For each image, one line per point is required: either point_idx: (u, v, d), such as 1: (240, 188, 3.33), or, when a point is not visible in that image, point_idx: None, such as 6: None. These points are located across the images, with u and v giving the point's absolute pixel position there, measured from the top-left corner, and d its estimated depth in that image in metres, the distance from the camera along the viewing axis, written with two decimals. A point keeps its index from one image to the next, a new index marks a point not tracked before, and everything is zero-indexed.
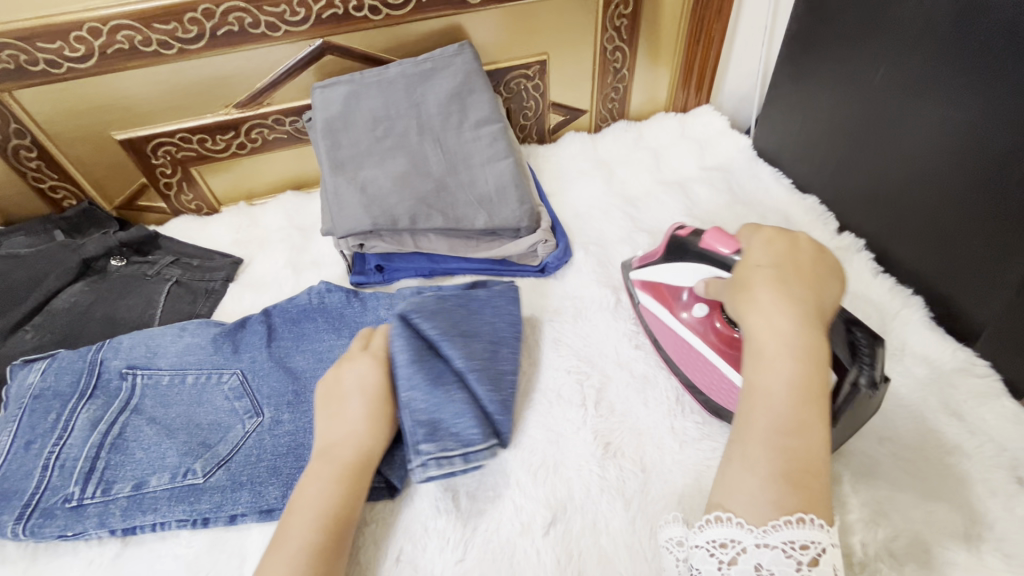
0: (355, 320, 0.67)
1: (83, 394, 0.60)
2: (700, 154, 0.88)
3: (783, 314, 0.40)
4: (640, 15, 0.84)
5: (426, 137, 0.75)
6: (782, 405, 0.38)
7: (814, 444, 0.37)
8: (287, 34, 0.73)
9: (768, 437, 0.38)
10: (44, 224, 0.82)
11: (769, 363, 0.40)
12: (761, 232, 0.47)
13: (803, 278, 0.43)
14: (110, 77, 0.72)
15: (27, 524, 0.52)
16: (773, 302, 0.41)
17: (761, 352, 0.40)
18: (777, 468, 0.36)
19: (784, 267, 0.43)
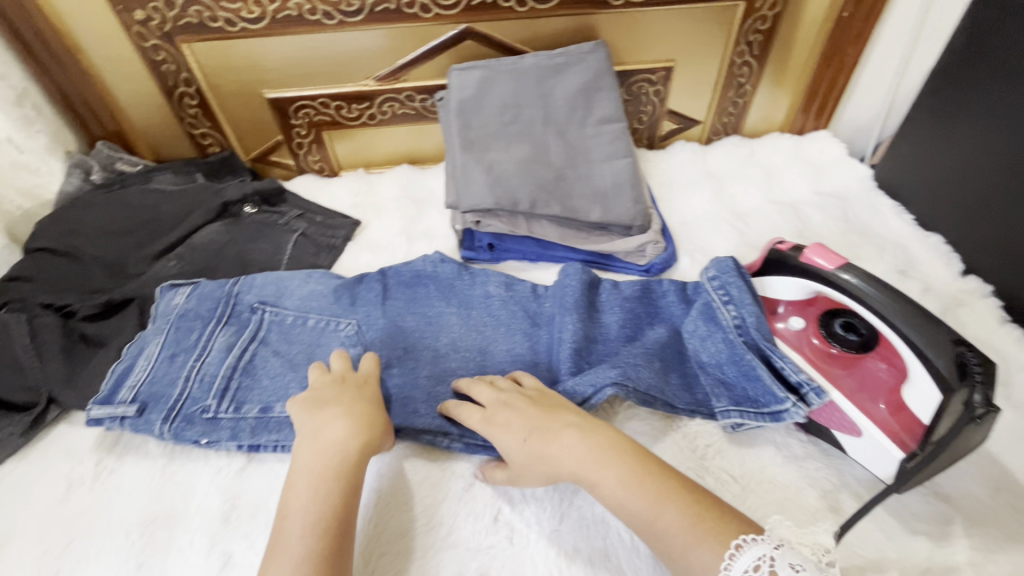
0: (463, 291, 0.71)
1: (222, 320, 0.66)
2: (815, 178, 0.87)
3: (570, 445, 0.48)
4: (775, 33, 0.84)
5: (550, 128, 0.77)
6: (633, 502, 0.44)
7: (686, 509, 0.43)
8: (436, 16, 0.77)
9: (653, 519, 0.43)
10: (189, 167, 0.90)
11: (598, 482, 0.46)
12: (483, 420, 0.53)
13: (542, 413, 0.52)
14: (274, 39, 0.78)
15: (172, 427, 0.57)
16: (547, 460, 0.48)
17: (584, 482, 0.47)
18: (693, 529, 0.42)
19: (517, 433, 0.51)
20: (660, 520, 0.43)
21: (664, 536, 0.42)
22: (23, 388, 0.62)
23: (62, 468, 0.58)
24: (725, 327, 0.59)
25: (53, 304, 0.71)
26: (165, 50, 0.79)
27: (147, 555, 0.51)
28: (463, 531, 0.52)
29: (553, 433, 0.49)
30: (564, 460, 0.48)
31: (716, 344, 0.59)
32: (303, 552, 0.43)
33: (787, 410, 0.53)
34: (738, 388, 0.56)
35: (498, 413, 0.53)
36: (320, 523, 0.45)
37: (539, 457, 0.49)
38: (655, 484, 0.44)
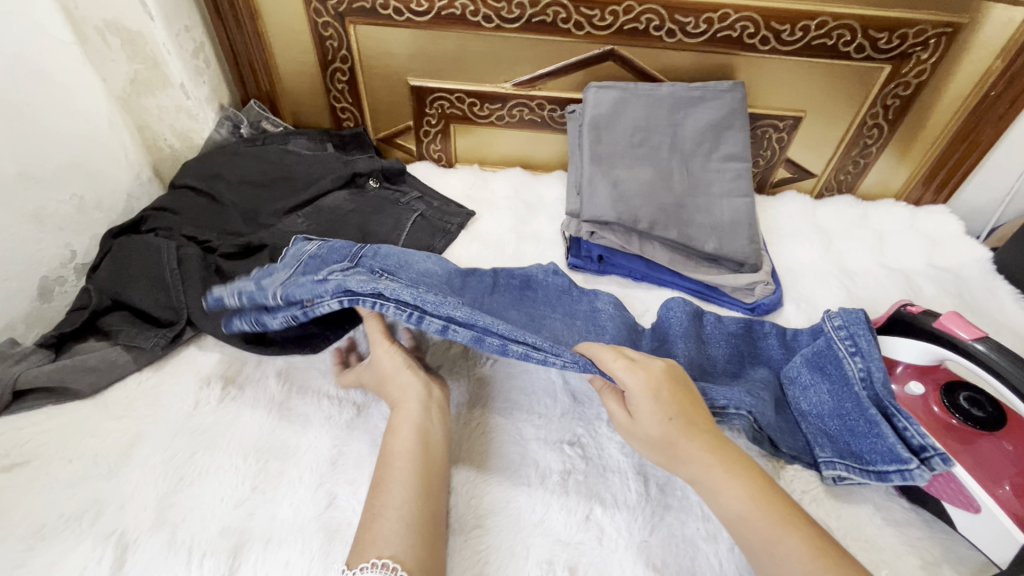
0: (569, 304, 0.73)
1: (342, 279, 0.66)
2: (930, 251, 0.86)
3: (698, 449, 0.47)
4: (914, 101, 0.84)
5: (675, 156, 0.79)
6: (747, 516, 0.44)
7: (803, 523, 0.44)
8: (587, 34, 0.81)
9: (750, 519, 0.44)
10: (323, 136, 0.97)
11: (721, 492, 0.46)
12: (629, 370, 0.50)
13: (685, 408, 0.49)
14: (432, 32, 0.84)
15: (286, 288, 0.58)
16: (669, 449, 0.48)
17: (706, 490, 0.47)
18: (799, 543, 0.42)
19: (658, 411, 0.48)
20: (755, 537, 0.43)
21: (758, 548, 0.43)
22: (167, 307, 0.68)
23: (191, 386, 0.63)
24: (840, 381, 0.58)
25: (195, 239, 0.78)
26: (334, 28, 0.85)
27: (261, 481, 0.55)
28: (555, 522, 0.53)
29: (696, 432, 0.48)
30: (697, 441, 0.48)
31: (825, 395, 0.58)
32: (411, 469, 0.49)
33: (894, 471, 0.51)
34: (843, 442, 0.55)
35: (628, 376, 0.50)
36: (417, 451, 0.51)
37: (667, 444, 0.48)
38: (778, 501, 0.45)
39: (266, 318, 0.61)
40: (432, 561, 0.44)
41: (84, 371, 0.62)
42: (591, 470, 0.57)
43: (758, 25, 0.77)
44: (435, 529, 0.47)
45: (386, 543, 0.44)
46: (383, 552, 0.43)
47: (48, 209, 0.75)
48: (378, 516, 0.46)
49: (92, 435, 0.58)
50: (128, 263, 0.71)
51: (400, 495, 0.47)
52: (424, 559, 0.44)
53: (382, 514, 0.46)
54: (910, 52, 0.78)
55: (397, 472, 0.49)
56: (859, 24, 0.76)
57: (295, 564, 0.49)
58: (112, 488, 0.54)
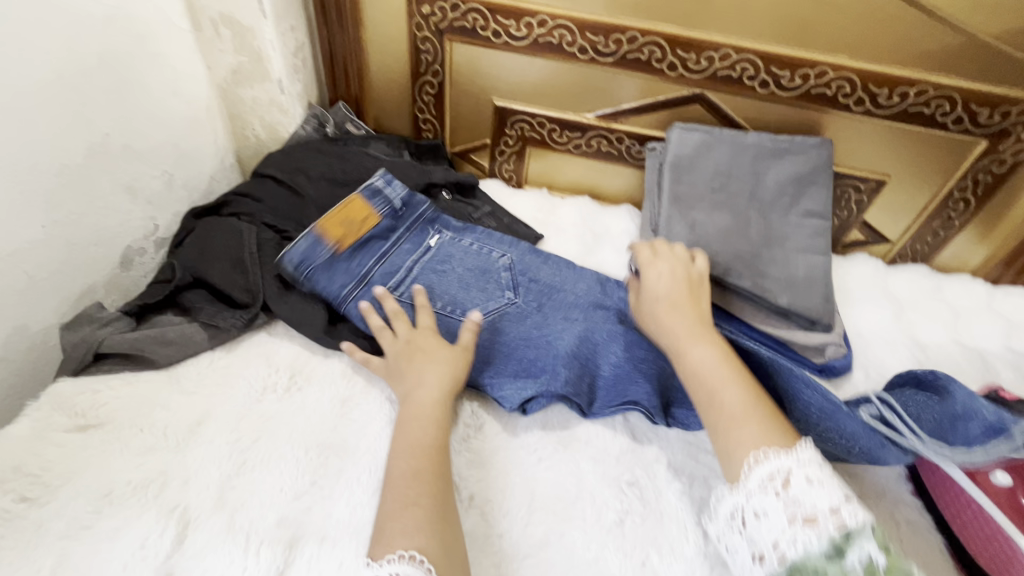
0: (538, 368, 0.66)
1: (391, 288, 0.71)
2: (1009, 333, 0.83)
3: (684, 323, 0.61)
4: (1007, 179, 0.82)
5: (754, 206, 0.79)
6: (711, 371, 0.56)
7: (749, 391, 0.54)
8: (679, 76, 0.82)
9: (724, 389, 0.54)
10: (401, 143, 0.99)
11: (712, 383, 0.55)
12: (650, 266, 0.68)
13: (687, 298, 0.64)
14: (525, 57, 0.86)
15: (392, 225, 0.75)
16: (669, 305, 0.63)
17: (712, 387, 0.55)
18: (741, 414, 0.52)
19: (669, 287, 0.65)
20: (711, 399, 0.54)
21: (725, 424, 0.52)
22: (243, 290, 0.70)
23: (260, 372, 0.64)
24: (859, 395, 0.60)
25: (275, 228, 0.80)
26: (431, 43, 0.89)
27: (320, 476, 0.55)
28: (610, 563, 0.52)
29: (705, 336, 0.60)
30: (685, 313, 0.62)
31: (846, 435, 0.57)
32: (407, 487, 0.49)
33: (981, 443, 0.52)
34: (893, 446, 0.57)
35: (659, 266, 0.68)
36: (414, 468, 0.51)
37: (692, 332, 0.60)
38: (733, 369, 0.56)
39: (327, 275, 0.69)
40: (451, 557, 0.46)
41: (164, 344, 0.64)
42: (648, 514, 0.56)
43: (855, 85, 0.77)
44: (446, 517, 0.48)
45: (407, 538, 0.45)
46: (411, 545, 0.45)
47: (142, 182, 0.79)
48: (396, 519, 0.47)
49: (162, 408, 0.59)
50: (212, 244, 0.73)
51: (410, 490, 0.49)
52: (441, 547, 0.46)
53: (397, 515, 0.47)
54: (1010, 130, 0.77)
55: (400, 466, 0.51)
56: (959, 97, 0.75)
57: (348, 565, 0.49)
58: (177, 463, 0.55)
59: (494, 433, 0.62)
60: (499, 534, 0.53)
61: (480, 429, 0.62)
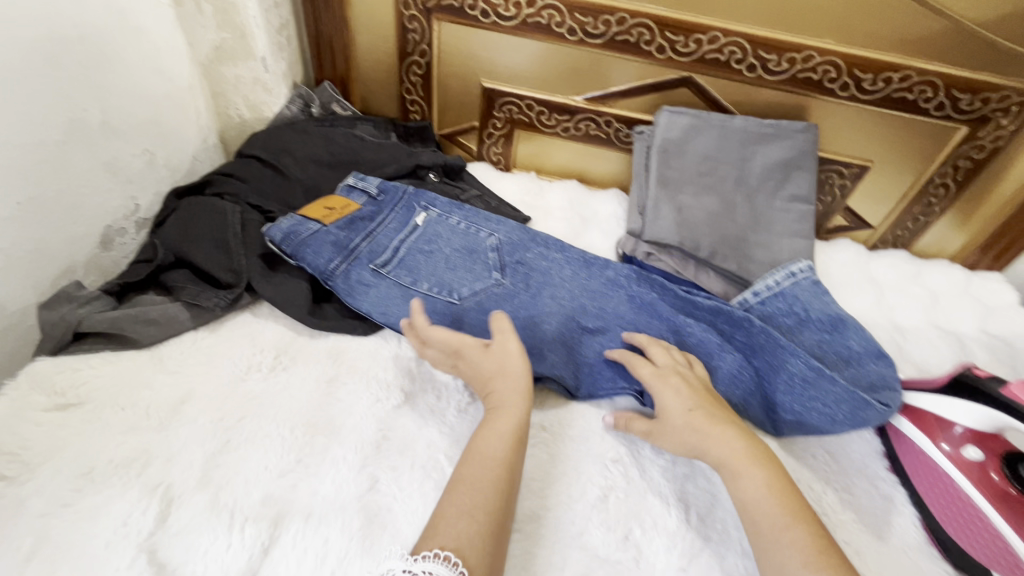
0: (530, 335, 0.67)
1: (378, 265, 0.71)
2: (983, 317, 0.85)
3: (730, 438, 0.51)
4: (986, 165, 0.83)
5: (741, 190, 0.80)
6: (766, 507, 0.46)
7: (812, 530, 0.45)
8: (668, 59, 0.82)
9: (781, 532, 0.45)
10: (388, 125, 0.98)
11: (744, 483, 0.48)
12: (659, 380, 0.57)
13: (708, 400, 0.55)
14: (513, 37, 0.85)
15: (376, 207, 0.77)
16: (701, 436, 0.52)
17: (766, 518, 0.46)
18: (811, 545, 0.43)
19: (685, 402, 0.54)
20: (776, 542, 0.44)
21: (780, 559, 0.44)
22: (227, 269, 0.69)
23: (245, 352, 0.64)
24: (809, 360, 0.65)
25: (259, 208, 0.79)
26: (419, 22, 0.87)
27: (306, 454, 0.55)
28: (595, 537, 0.53)
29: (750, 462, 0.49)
30: (724, 431, 0.52)
31: (829, 402, 0.60)
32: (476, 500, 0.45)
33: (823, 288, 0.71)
34: (842, 367, 0.65)
35: (671, 381, 0.57)
36: (484, 482, 0.46)
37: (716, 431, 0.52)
38: (793, 501, 0.47)
39: (319, 252, 0.69)
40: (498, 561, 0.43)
41: (145, 323, 0.63)
42: (631, 490, 0.57)
43: (841, 70, 0.77)
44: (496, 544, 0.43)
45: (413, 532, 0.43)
46: (445, 542, 0.41)
47: (121, 160, 0.77)
48: (450, 515, 0.44)
49: (145, 388, 0.58)
50: (195, 223, 0.72)
51: (479, 497, 0.45)
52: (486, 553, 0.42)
53: (458, 512, 0.44)
54: (991, 116, 0.78)
55: (475, 473, 0.47)
56: (942, 82, 0.76)
57: (334, 543, 0.49)
58: (160, 442, 0.54)
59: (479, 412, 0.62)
60: None
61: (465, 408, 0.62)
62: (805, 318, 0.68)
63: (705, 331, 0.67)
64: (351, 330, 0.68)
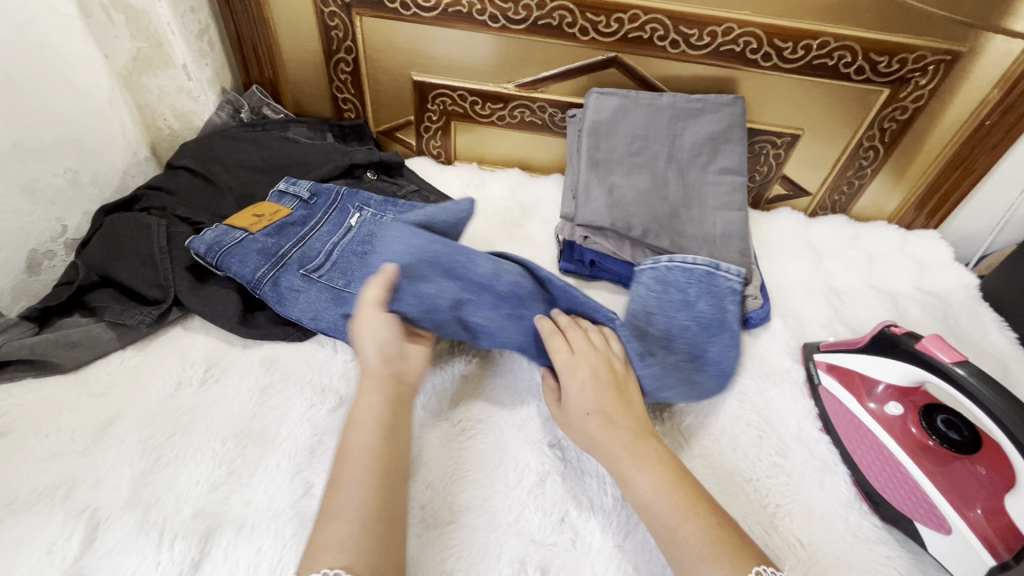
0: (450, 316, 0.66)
1: (309, 271, 0.70)
2: (918, 275, 0.87)
3: (617, 441, 0.51)
4: (911, 125, 0.85)
5: (672, 167, 0.80)
6: (658, 507, 0.47)
7: (709, 523, 0.45)
8: (592, 40, 0.82)
9: (674, 529, 0.45)
10: (323, 125, 0.97)
11: (636, 483, 0.49)
12: (568, 372, 0.55)
13: (612, 393, 0.54)
14: (436, 28, 0.84)
15: (309, 213, 0.76)
16: (600, 432, 0.52)
17: (661, 520, 0.46)
18: (705, 549, 0.43)
19: (592, 399, 0.54)
20: (681, 527, 0.45)
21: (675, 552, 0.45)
22: (153, 285, 0.68)
23: (175, 367, 0.63)
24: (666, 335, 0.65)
25: (188, 220, 0.77)
26: (341, 19, 0.86)
27: (238, 465, 0.55)
28: (530, 522, 0.53)
29: (640, 464, 0.49)
30: (618, 427, 0.52)
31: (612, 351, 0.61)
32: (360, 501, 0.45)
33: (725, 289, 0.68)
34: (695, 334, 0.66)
35: (574, 371, 0.55)
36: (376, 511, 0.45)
37: (602, 428, 0.52)
38: (684, 498, 0.47)
39: (246, 261, 0.68)
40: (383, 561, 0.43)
41: (68, 346, 0.62)
42: (569, 473, 0.57)
43: (761, 41, 0.78)
44: (387, 547, 0.44)
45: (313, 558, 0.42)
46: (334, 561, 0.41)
47: (40, 181, 0.72)
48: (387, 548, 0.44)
49: (70, 412, 0.57)
50: (117, 240, 0.70)
51: (357, 496, 0.45)
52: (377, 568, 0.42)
53: (337, 515, 0.44)
54: (909, 77, 0.79)
55: (352, 469, 0.47)
56: (860, 47, 0.77)
57: (266, 550, 0.49)
58: (87, 465, 0.53)
59: (417, 407, 0.62)
60: (420, 506, 0.54)
61: None
62: (688, 269, 0.68)
63: (519, 275, 0.63)
64: (284, 336, 0.68)
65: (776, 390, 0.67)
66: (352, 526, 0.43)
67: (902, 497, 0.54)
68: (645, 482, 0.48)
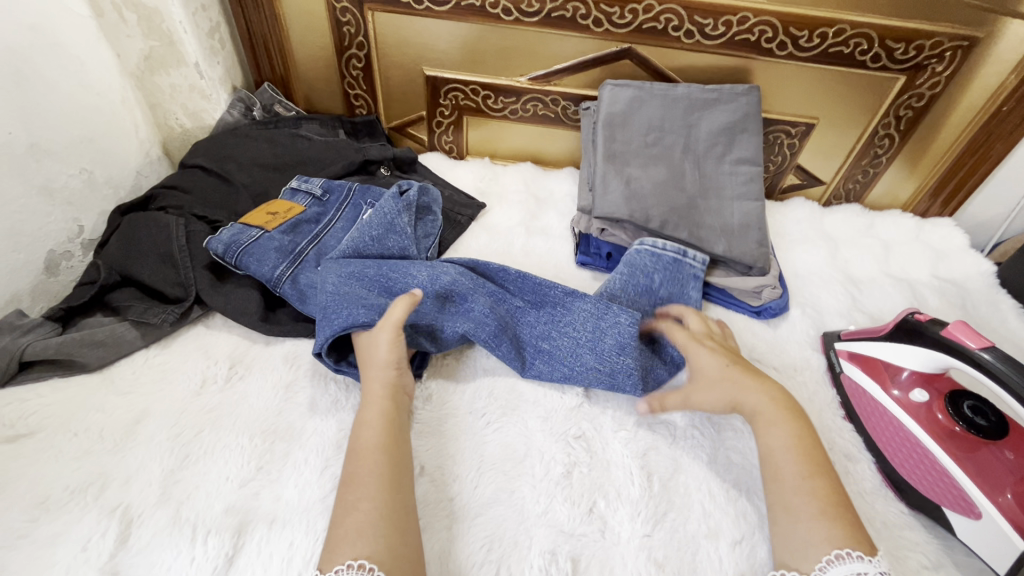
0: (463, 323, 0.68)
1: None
2: (935, 263, 0.87)
3: (767, 394, 0.54)
4: (927, 113, 0.84)
5: (688, 157, 0.80)
6: (787, 459, 0.50)
7: (831, 485, 0.48)
8: (605, 32, 0.81)
9: (796, 482, 0.49)
10: (335, 122, 0.97)
11: (770, 434, 0.52)
12: (694, 346, 0.59)
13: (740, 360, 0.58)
14: (449, 22, 0.84)
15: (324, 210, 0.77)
16: (740, 388, 0.55)
17: (788, 471, 0.50)
18: (824, 505, 0.46)
19: (719, 360, 0.57)
20: (800, 486, 0.48)
21: (793, 507, 0.47)
22: (174, 284, 0.68)
23: (198, 365, 0.63)
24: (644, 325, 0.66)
25: (205, 218, 0.77)
26: (353, 14, 0.86)
27: (266, 462, 0.55)
28: (560, 513, 0.53)
29: (774, 421, 0.52)
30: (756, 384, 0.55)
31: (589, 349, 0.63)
32: (375, 495, 0.47)
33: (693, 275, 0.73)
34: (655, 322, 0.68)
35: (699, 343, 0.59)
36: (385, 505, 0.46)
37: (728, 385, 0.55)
38: (815, 458, 0.50)
39: (265, 259, 0.68)
40: (403, 550, 0.44)
41: (92, 346, 0.62)
42: (595, 464, 0.57)
43: (776, 29, 0.77)
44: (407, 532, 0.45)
45: (360, 544, 0.43)
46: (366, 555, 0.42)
47: (57, 182, 0.72)
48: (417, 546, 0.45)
49: (98, 411, 0.58)
50: (136, 239, 0.70)
51: (373, 488, 0.47)
52: (398, 557, 0.43)
53: (358, 507, 0.46)
54: (926, 64, 0.79)
55: (365, 467, 0.49)
56: (876, 34, 0.76)
57: (299, 545, 0.49)
58: (117, 463, 0.54)
59: (443, 401, 0.62)
60: (450, 498, 0.54)
61: (427, 399, 0.62)
62: (656, 256, 0.72)
63: (456, 274, 0.66)
64: (307, 333, 0.68)
65: (798, 380, 0.67)
66: (372, 515, 0.45)
67: (928, 482, 0.54)
68: (776, 439, 0.52)
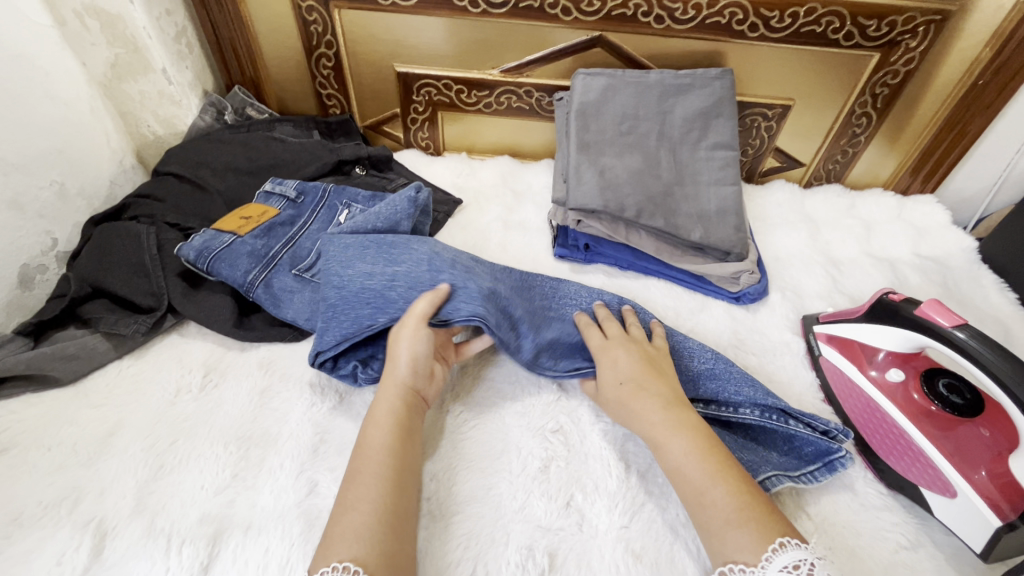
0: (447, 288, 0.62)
1: (300, 270, 0.70)
2: (916, 240, 0.86)
3: (650, 407, 0.51)
4: (903, 89, 0.84)
5: (664, 144, 0.79)
6: (690, 469, 0.47)
7: (737, 499, 0.44)
8: (575, 20, 0.80)
9: (716, 497, 0.45)
10: (309, 123, 0.96)
11: (664, 444, 0.49)
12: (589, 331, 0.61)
13: (645, 366, 0.55)
14: (416, 17, 0.83)
15: (297, 214, 0.76)
16: (633, 392, 0.53)
17: (691, 488, 0.46)
18: (732, 514, 0.43)
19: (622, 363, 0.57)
20: (709, 504, 0.45)
21: (714, 525, 0.44)
22: (147, 293, 0.68)
23: (173, 374, 0.63)
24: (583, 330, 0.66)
25: (178, 225, 0.77)
26: (319, 13, 0.85)
27: (241, 468, 0.55)
28: (536, 508, 0.53)
29: (670, 433, 0.49)
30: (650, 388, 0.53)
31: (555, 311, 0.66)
32: (378, 495, 0.46)
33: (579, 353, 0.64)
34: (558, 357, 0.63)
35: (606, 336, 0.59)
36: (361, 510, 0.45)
37: (634, 382, 0.54)
38: (717, 463, 0.47)
39: (236, 266, 0.67)
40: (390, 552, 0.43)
41: (64, 359, 0.61)
42: (573, 458, 0.57)
43: (747, 11, 0.76)
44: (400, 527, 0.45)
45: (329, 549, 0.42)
46: (344, 556, 0.41)
47: (26, 196, 0.71)
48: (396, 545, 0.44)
49: (71, 424, 0.57)
50: (106, 251, 0.69)
51: (369, 487, 0.46)
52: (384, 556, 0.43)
53: (341, 508, 0.45)
54: (899, 40, 0.78)
55: (370, 465, 0.48)
56: (848, 12, 0.75)
57: (274, 551, 0.49)
58: (90, 476, 0.53)
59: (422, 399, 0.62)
60: (427, 497, 0.54)
61: None
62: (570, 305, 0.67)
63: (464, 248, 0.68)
64: (283, 337, 0.68)
65: (777, 364, 0.67)
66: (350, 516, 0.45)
67: (911, 468, 0.54)
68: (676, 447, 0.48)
